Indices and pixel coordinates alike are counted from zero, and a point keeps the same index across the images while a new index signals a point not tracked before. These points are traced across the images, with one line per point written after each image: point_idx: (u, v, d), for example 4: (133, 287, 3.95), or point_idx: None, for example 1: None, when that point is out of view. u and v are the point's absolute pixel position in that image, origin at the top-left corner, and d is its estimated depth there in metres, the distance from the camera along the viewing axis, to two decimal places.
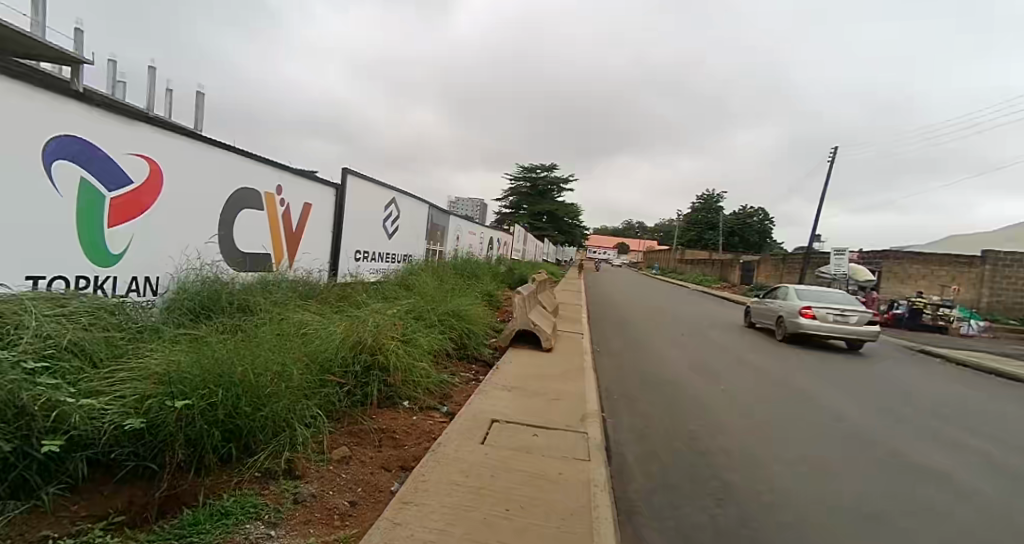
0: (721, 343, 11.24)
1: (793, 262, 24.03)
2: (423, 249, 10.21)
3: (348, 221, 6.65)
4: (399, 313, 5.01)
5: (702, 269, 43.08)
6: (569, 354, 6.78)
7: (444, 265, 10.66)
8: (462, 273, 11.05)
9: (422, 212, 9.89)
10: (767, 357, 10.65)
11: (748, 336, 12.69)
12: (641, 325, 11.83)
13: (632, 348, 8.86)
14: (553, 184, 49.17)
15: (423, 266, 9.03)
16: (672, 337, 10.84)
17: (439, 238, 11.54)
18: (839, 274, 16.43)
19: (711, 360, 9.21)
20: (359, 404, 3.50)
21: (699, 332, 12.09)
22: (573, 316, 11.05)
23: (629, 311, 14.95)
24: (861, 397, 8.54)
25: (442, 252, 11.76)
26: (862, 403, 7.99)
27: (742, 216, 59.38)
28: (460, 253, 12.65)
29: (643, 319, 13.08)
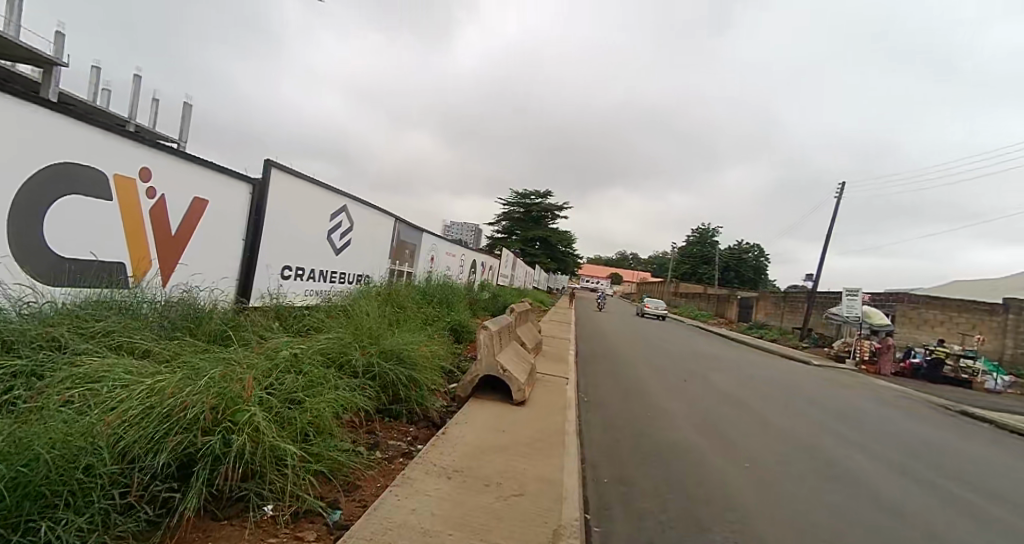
0: (730, 389, 9.73)
1: (797, 301, 22.81)
2: (385, 270, 8.77)
3: (270, 230, 5.22)
4: (301, 355, 3.49)
5: (697, 304, 41.80)
6: (546, 408, 5.26)
7: (411, 291, 9.19)
8: (431, 301, 9.53)
9: (387, 225, 8.50)
10: (786, 409, 9.10)
11: (758, 381, 11.16)
12: (637, 366, 10.32)
13: (627, 397, 7.31)
14: (548, 211, 48.41)
15: (381, 289, 7.56)
16: (673, 381, 9.31)
17: (408, 259, 10.10)
18: (851, 316, 15.23)
19: (722, 414, 7.68)
20: (149, 534, 1.93)
21: (703, 375, 10.56)
22: (560, 354, 9.53)
23: (622, 348, 13.44)
24: (910, 463, 6.95)
25: (411, 274, 10.32)
26: (916, 473, 6.40)
27: (737, 252, 58.68)
28: (434, 277, 11.21)
29: (639, 359, 11.56)
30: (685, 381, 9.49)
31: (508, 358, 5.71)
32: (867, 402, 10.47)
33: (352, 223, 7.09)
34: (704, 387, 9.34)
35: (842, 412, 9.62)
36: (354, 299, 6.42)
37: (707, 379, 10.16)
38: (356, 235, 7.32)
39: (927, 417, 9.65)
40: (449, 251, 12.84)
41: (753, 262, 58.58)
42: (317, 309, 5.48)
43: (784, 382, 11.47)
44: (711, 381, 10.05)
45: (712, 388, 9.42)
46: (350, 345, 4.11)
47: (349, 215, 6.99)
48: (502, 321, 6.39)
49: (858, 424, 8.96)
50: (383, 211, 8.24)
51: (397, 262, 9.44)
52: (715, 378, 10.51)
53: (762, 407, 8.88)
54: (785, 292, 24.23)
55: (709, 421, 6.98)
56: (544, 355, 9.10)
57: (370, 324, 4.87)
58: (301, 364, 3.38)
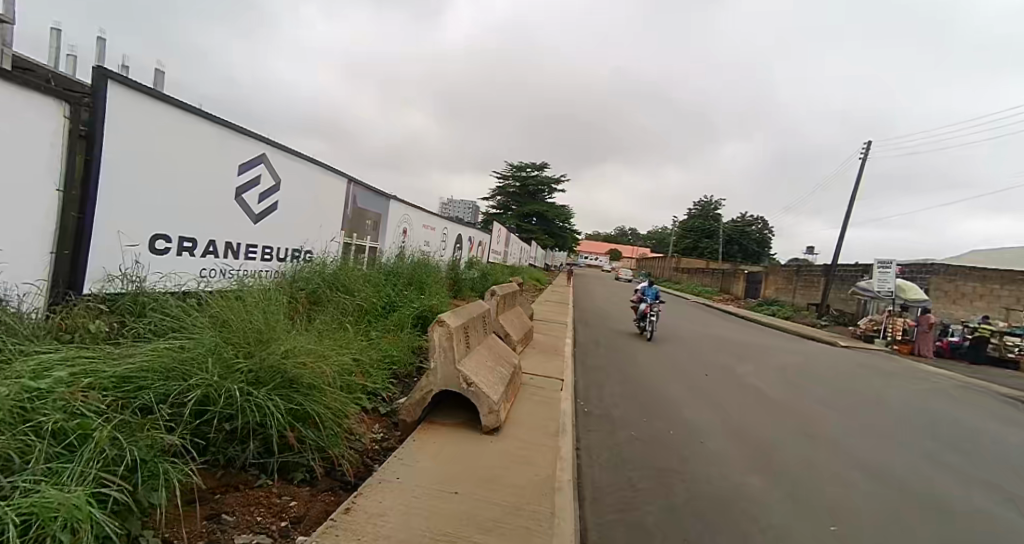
0: (757, 382, 8.19)
1: (812, 275, 21.24)
2: (340, 245, 7.10)
3: (115, 177, 3.48)
4: (46, 395, 1.81)
5: (700, 280, 40.35)
6: (531, 438, 3.60)
7: (372, 272, 7.48)
8: (398, 283, 7.83)
9: (336, 186, 6.73)
10: (828, 403, 7.60)
11: (785, 369, 9.63)
12: (647, 357, 8.74)
13: (639, 402, 5.70)
14: (545, 184, 46.34)
15: (324, 269, 5.86)
16: (691, 375, 7.76)
17: (371, 232, 8.35)
18: (882, 292, 13.53)
19: (758, 417, 6.14)
20: None
21: (724, 366, 8.96)
22: (553, 345, 7.91)
23: (626, 333, 11.86)
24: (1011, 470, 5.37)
25: (375, 249, 8.59)
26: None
27: (740, 225, 56.87)
28: (407, 254, 9.50)
29: (648, 347, 10.03)
30: (705, 375, 7.95)
31: (479, 364, 4.07)
32: (915, 394, 8.95)
33: (276, 180, 5.34)
34: (726, 381, 7.80)
35: (891, 404, 8.13)
36: (274, 283, 4.74)
37: (728, 371, 8.61)
38: (287, 198, 5.57)
39: (991, 411, 8.12)
40: (426, 223, 11.08)
41: (756, 236, 56.87)
42: (201, 296, 3.80)
43: (815, 370, 9.94)
44: (734, 372, 8.52)
45: (735, 382, 7.88)
46: (196, 361, 2.45)
47: (272, 169, 5.23)
48: (473, 307, 4.75)
49: (914, 418, 7.44)
50: (329, 169, 6.48)
51: (356, 236, 7.72)
52: (739, 368, 8.97)
53: (799, 402, 7.35)
54: (798, 265, 22.64)
55: (748, 428, 5.40)
56: (535, 347, 7.46)
57: (262, 316, 3.21)
58: (36, 414, 1.72)
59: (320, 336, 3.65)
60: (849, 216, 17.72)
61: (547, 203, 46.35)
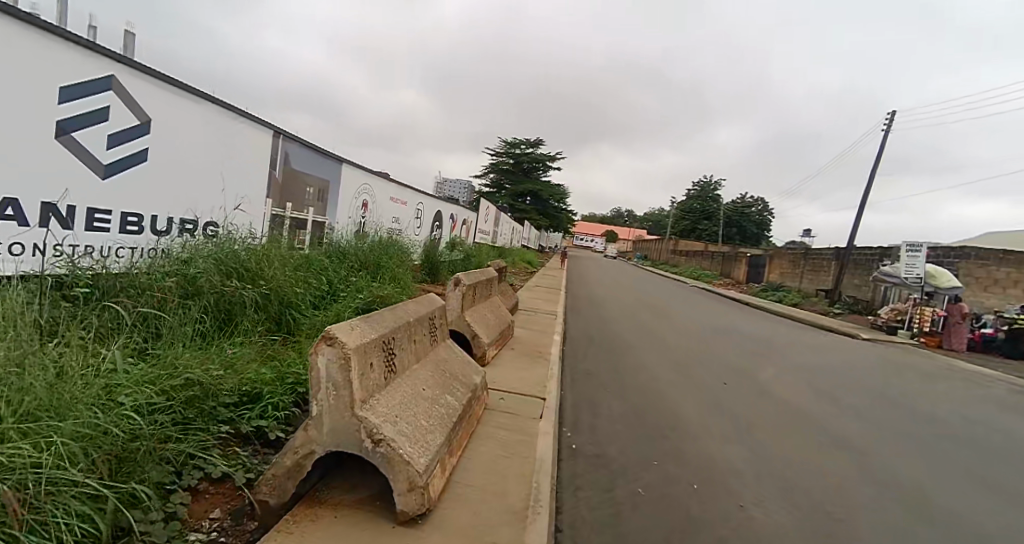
0: (785, 391, 6.78)
1: (822, 259, 19.86)
2: (266, 219, 5.55)
3: None
4: None
5: (699, 263, 39.02)
6: (476, 532, 2.18)
7: (309, 255, 5.95)
8: (344, 267, 6.29)
9: (254, 138, 5.10)
10: (872, 422, 6.22)
11: (807, 371, 8.26)
12: (651, 358, 7.30)
13: (644, 433, 4.27)
14: (540, 161, 44.48)
15: (224, 247, 4.33)
16: (707, 385, 6.33)
17: (317, 204, 6.73)
18: (910, 279, 12.10)
19: (795, 448, 4.75)
20: None
21: (738, 368, 7.57)
22: (537, 345, 6.48)
23: (625, 326, 10.47)
24: None
25: (325, 225, 7.04)
26: None
27: (740, 206, 55.30)
28: (367, 233, 7.97)
29: (651, 344, 8.60)
30: (723, 383, 6.53)
31: (410, 398, 2.64)
32: (959, 401, 7.65)
33: (140, 118, 3.73)
34: (748, 392, 6.39)
35: (941, 419, 6.78)
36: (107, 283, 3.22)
37: (748, 376, 7.20)
38: (162, 146, 3.99)
39: None
40: (393, 196, 9.45)
41: (756, 218, 55.40)
42: None
43: (840, 371, 8.59)
44: (756, 379, 7.09)
45: (760, 393, 6.46)
46: None
47: (129, 100, 3.61)
48: (415, 309, 3.29)
49: (976, 439, 6.08)
50: (239, 114, 4.84)
51: (293, 209, 6.10)
52: (759, 372, 7.57)
53: (838, 421, 5.97)
54: (806, 247, 21.24)
55: (795, 474, 3.99)
56: (514, 349, 6.03)
57: None
58: None
59: (100, 368, 2.10)
60: (868, 194, 16.20)
61: (541, 182, 44.55)
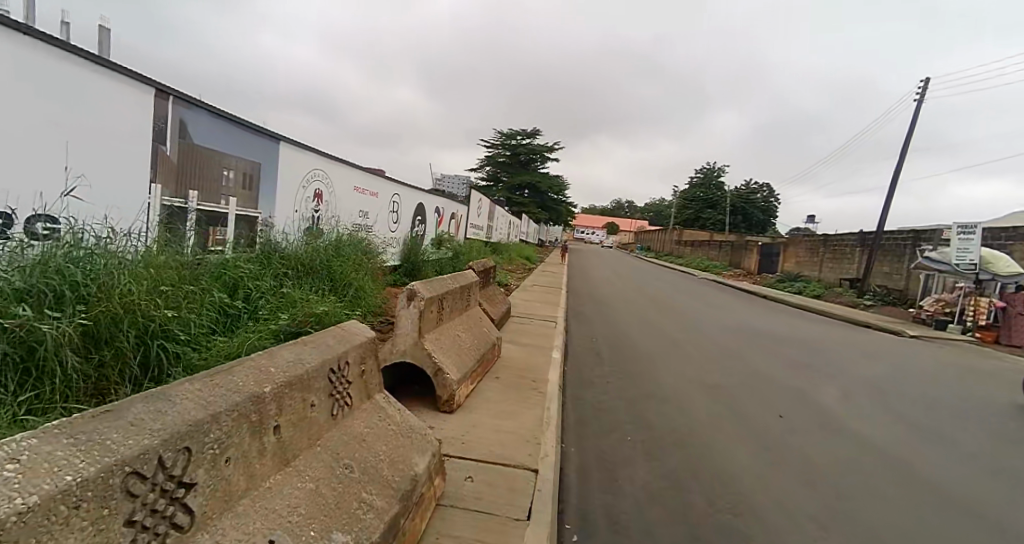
0: (854, 416, 5.22)
1: (845, 245, 18.27)
2: (157, 215, 4.06)
3: None
4: None
5: (706, 253, 37.40)
6: None
7: (223, 261, 4.45)
8: (274, 276, 4.82)
9: (120, 97, 3.58)
10: (982, 449, 4.64)
11: (866, 383, 6.69)
12: (677, 380, 5.75)
13: (689, 523, 2.76)
14: (537, 152, 42.91)
15: (40, 255, 2.80)
16: (759, 419, 4.77)
17: (242, 192, 5.18)
18: (962, 266, 10.55)
19: (907, 514, 3.18)
20: None
21: (784, 387, 6.01)
22: (530, 371, 4.98)
23: (637, 332, 8.96)
24: None
25: (260, 219, 5.50)
26: None
27: (746, 193, 53.57)
28: (319, 231, 6.41)
29: (673, 357, 7.05)
30: (777, 414, 4.97)
31: None
32: None
33: None
34: (812, 425, 4.82)
35: None
36: None
37: (803, 398, 5.63)
38: None
39: None
40: (358, 185, 7.83)
41: (762, 204, 53.68)
42: None
43: (905, 381, 7.00)
44: (814, 401, 5.52)
45: (824, 424, 4.89)
46: None
47: None
48: (294, 362, 1.82)
49: None
50: (81, 54, 3.23)
51: (201, 198, 4.59)
52: (814, 390, 6.00)
53: (939, 457, 4.39)
54: (827, 233, 19.63)
55: None
56: (498, 379, 4.54)
57: None
58: None
59: None
60: (899, 171, 14.58)
61: (540, 174, 42.92)
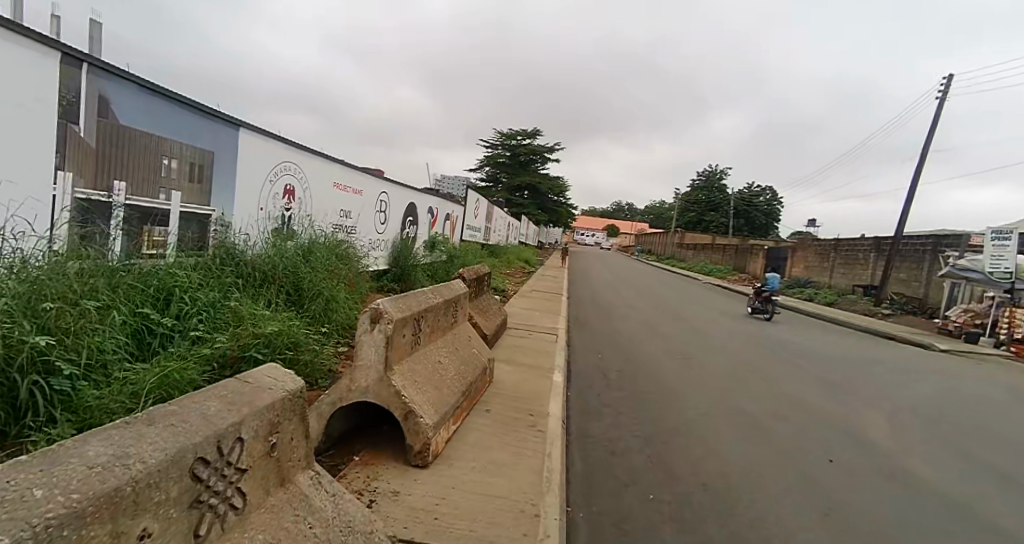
0: (912, 454, 4.39)
1: (857, 250, 17.55)
2: (67, 211, 3.25)
3: None
4: None
5: (709, 257, 36.69)
6: None
7: (153, 271, 3.64)
8: (220, 287, 4.01)
9: (17, 66, 2.76)
10: None
11: (912, 408, 5.85)
12: (699, 411, 4.93)
13: None
14: (537, 152, 42.17)
15: None
16: (804, 464, 3.94)
17: (190, 187, 4.35)
18: (996, 275, 9.84)
19: None
20: None
21: (822, 418, 5.19)
22: (527, 401, 4.20)
23: (646, 346, 8.16)
24: None
25: (214, 217, 4.65)
26: None
27: (748, 196, 52.92)
28: (287, 234, 5.59)
29: (690, 378, 6.24)
30: (826, 457, 4.13)
31: None
32: None
33: None
34: (870, 470, 3.97)
35: None
36: None
37: (847, 432, 4.81)
38: None
39: None
40: (337, 181, 7.02)
41: (765, 208, 53.03)
42: None
43: (953, 403, 6.18)
44: (861, 437, 4.71)
45: (881, 467, 4.06)
46: None
47: None
48: (113, 466, 1.02)
49: None
50: None
51: (132, 190, 3.77)
52: (857, 421, 5.18)
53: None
54: (838, 238, 18.86)
55: None
56: (488, 414, 3.76)
57: None
58: None
59: None
60: (918, 173, 13.89)
61: (540, 175, 42.16)
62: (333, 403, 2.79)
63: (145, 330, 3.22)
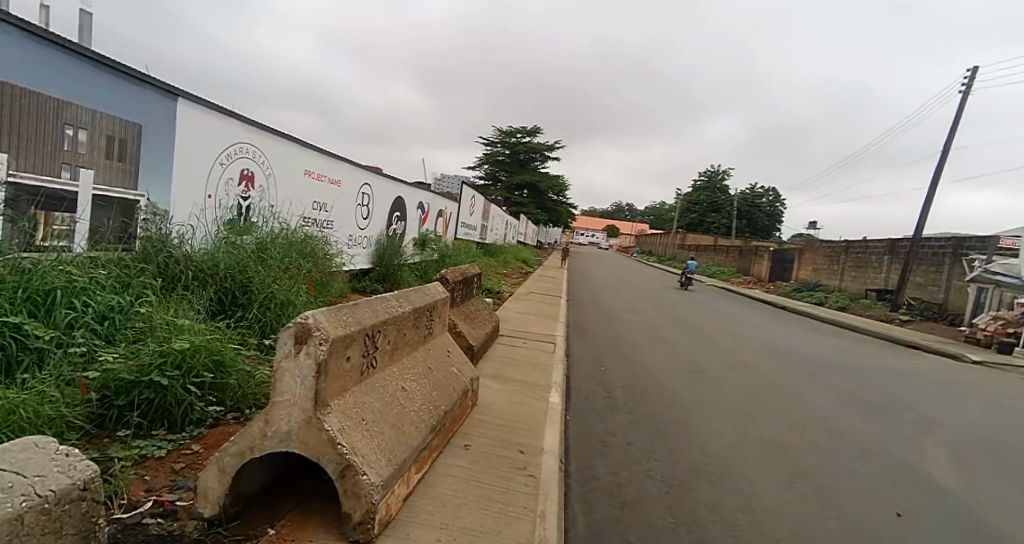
0: (992, 498, 3.58)
1: (870, 252, 16.85)
2: None
3: None
4: None
5: (711, 258, 35.96)
6: None
7: (38, 268, 2.81)
8: (131, 293, 3.18)
9: None
10: None
11: (967, 434, 5.05)
12: (726, 443, 4.11)
13: None
14: (538, 150, 41.47)
15: None
16: (868, 516, 3.11)
17: (107, 163, 3.56)
18: None
19: None
20: None
21: (869, 450, 4.38)
22: (517, 434, 3.42)
23: (655, 356, 7.37)
24: None
25: (142, 203, 3.84)
26: None
27: (751, 197, 52.28)
28: (241, 228, 4.77)
29: (707, 399, 5.41)
30: (890, 506, 3.31)
31: None
32: None
33: None
34: (949, 522, 3.16)
35: None
36: None
37: (903, 468, 4.00)
38: None
39: None
40: (309, 168, 6.20)
41: (767, 209, 52.40)
42: None
43: (1009, 428, 5.39)
44: (922, 475, 3.89)
45: (962, 518, 3.23)
46: None
47: None
48: None
49: None
50: None
51: (23, 166, 2.99)
52: (910, 453, 4.37)
53: None
54: (849, 239, 18.16)
55: None
56: (466, 454, 2.96)
57: None
58: None
59: None
60: (940, 171, 13.21)
61: (540, 173, 41.38)
62: (240, 455, 1.98)
63: (13, 347, 2.39)
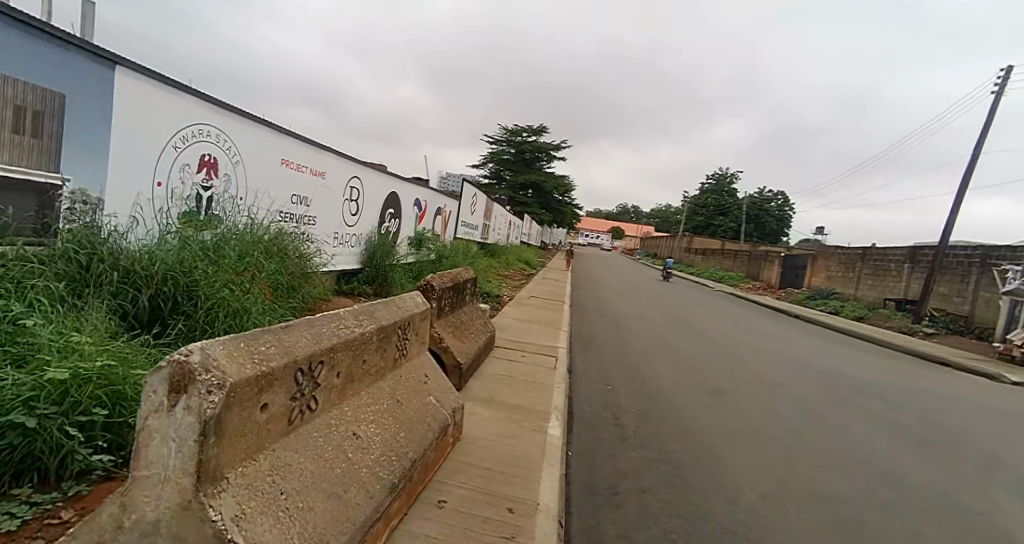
0: None
1: (889, 260, 16.08)
2: None
3: None
4: None
5: (718, 263, 35.16)
6: None
7: None
8: (25, 302, 2.52)
9: None
10: None
11: None
12: (759, 489, 3.43)
13: None
14: (543, 150, 40.80)
15: None
16: None
17: (19, 140, 2.87)
18: None
19: None
20: None
21: (927, 498, 3.70)
22: (505, 482, 2.76)
23: (666, 371, 6.70)
24: None
25: (61, 190, 3.18)
26: None
27: (759, 201, 51.39)
28: (198, 222, 4.14)
29: (731, 429, 4.73)
30: None
31: None
32: None
33: None
34: None
35: None
36: None
37: (976, 524, 3.31)
38: None
39: None
40: (287, 158, 5.57)
41: (776, 214, 51.47)
42: None
43: None
44: (1001, 534, 3.21)
45: None
46: None
47: None
48: None
49: None
50: None
51: None
52: (976, 502, 3.68)
53: None
54: (866, 246, 17.39)
55: None
56: (436, 515, 2.30)
57: None
58: None
59: None
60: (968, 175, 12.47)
61: (545, 173, 40.68)
62: None
63: None
